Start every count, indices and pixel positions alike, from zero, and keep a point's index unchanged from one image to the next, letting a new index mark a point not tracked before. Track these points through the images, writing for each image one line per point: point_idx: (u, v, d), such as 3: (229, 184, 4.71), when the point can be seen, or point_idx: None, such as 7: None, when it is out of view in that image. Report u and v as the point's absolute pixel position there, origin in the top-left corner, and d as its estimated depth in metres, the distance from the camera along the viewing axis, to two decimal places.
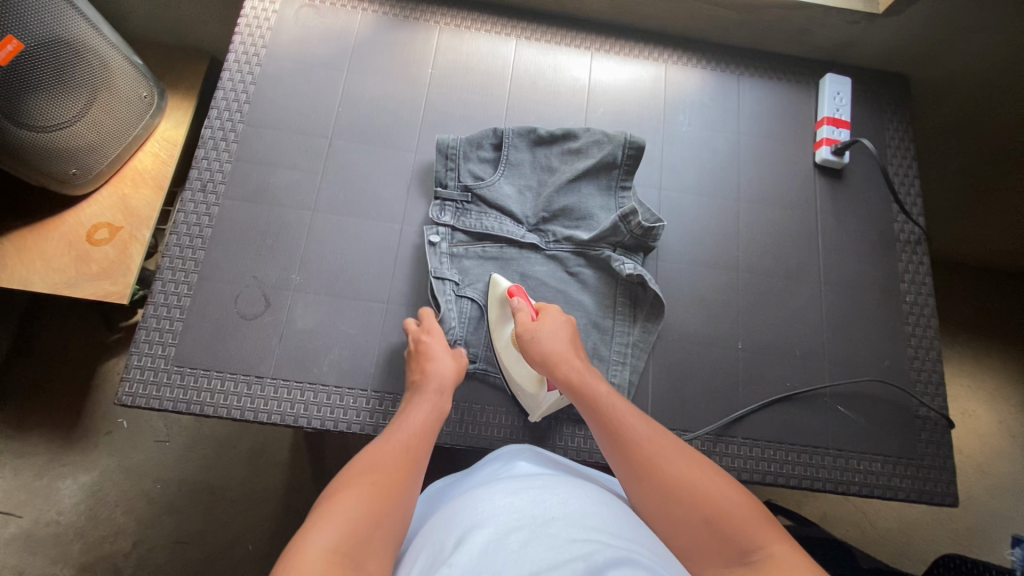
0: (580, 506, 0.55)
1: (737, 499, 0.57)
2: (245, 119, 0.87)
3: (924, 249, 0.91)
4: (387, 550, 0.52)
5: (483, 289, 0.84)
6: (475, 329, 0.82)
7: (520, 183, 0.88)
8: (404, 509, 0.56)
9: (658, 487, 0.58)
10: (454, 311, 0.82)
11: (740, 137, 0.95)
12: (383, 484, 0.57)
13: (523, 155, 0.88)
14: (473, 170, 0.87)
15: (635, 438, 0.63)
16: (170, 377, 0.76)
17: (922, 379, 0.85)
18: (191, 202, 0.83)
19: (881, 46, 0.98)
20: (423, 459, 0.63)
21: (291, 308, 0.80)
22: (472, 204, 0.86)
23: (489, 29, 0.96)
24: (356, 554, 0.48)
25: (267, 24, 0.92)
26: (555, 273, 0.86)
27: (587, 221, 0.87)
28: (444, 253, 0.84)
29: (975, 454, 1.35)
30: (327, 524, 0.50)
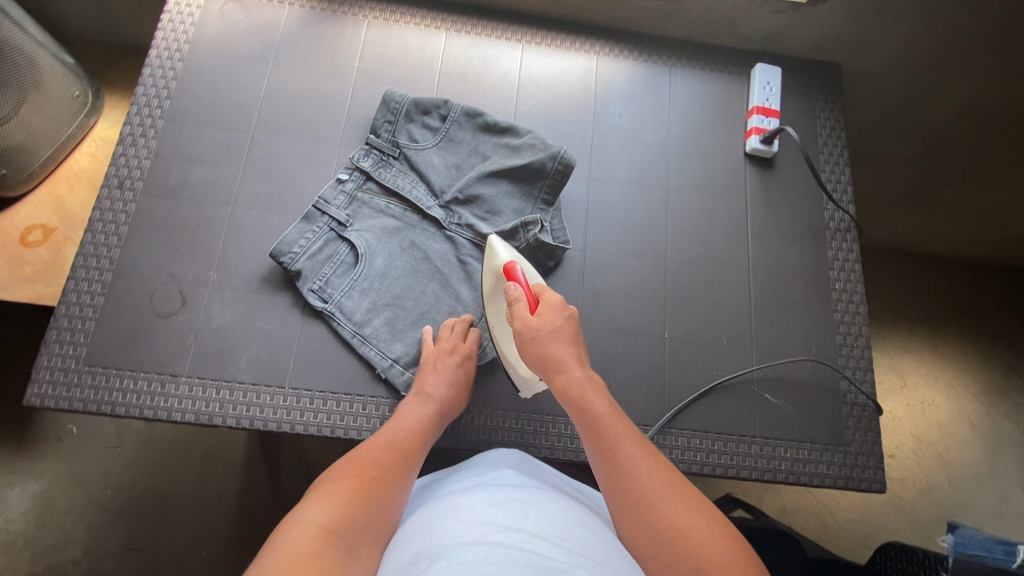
0: (565, 527, 0.54)
1: (733, 552, 0.52)
2: (166, 115, 0.86)
3: (853, 237, 0.91)
4: (377, 535, 0.55)
5: (366, 245, 0.82)
6: (335, 280, 0.80)
7: (449, 157, 0.88)
8: (398, 502, 0.59)
9: (648, 526, 0.55)
10: (329, 249, 0.81)
11: (670, 128, 0.95)
12: (379, 474, 0.59)
13: (461, 136, 0.89)
14: (411, 132, 0.87)
15: (631, 466, 0.58)
16: (82, 378, 0.74)
17: (851, 365, 0.85)
18: (108, 199, 0.81)
19: (810, 35, 0.99)
20: (420, 457, 0.66)
21: (208, 305, 0.78)
22: (393, 160, 0.87)
23: (418, 23, 0.96)
24: (349, 535, 0.52)
25: (191, 20, 0.91)
26: (447, 255, 0.84)
27: (493, 216, 0.86)
28: (348, 195, 0.84)
29: (933, 443, 1.35)
30: (323, 504, 0.53)
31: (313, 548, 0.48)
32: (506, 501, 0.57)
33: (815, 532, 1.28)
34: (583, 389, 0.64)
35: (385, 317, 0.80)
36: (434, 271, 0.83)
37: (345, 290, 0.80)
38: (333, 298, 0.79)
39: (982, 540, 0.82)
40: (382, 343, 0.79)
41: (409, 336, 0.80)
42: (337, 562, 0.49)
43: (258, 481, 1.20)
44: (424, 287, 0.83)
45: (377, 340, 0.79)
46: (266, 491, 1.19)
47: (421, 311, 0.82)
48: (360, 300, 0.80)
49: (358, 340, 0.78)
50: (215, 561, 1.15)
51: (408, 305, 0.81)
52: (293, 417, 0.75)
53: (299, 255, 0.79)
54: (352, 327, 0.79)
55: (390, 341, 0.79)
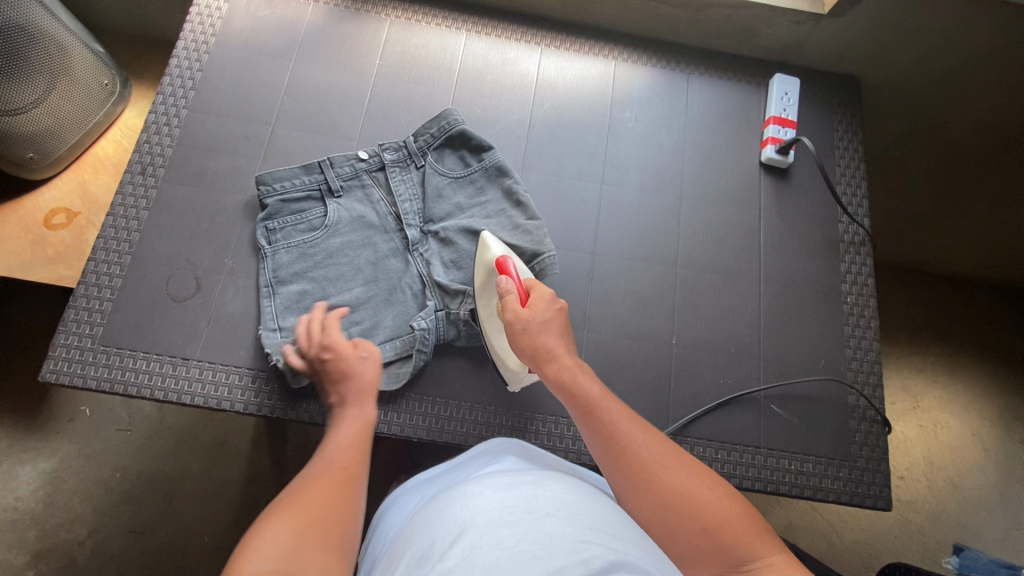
0: (574, 502, 0.54)
1: (733, 507, 0.56)
2: (189, 105, 0.88)
3: (867, 251, 0.91)
4: (337, 556, 0.50)
5: (335, 219, 0.82)
6: (287, 230, 0.81)
7: (456, 197, 0.86)
8: (348, 519, 0.54)
9: (653, 495, 0.57)
10: (303, 204, 0.82)
11: (685, 134, 0.95)
12: (315, 497, 0.55)
13: (487, 193, 0.86)
14: (447, 161, 0.87)
15: (630, 442, 0.61)
16: (97, 357, 0.76)
17: (860, 380, 0.84)
18: (130, 185, 0.84)
19: (830, 48, 0.98)
20: (361, 471, 0.62)
21: (221, 292, 0.80)
22: (414, 167, 0.86)
23: (440, 23, 0.97)
24: (301, 561, 0.47)
25: (219, 14, 0.93)
26: (393, 274, 0.82)
27: (450, 269, 0.82)
28: (356, 172, 0.84)
29: (944, 465, 1.33)
30: (261, 541, 0.47)
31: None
32: (510, 484, 0.56)
33: (819, 551, 1.26)
34: (574, 375, 0.68)
35: (302, 287, 0.80)
36: (371, 279, 0.81)
37: (289, 244, 0.81)
38: (275, 244, 0.81)
39: (987, 564, 0.81)
40: (282, 307, 0.78)
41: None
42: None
43: (262, 470, 1.22)
44: (353, 287, 0.80)
45: (280, 302, 0.79)
46: (270, 480, 1.20)
47: (362, 319, 0.79)
48: (288, 261, 0.80)
49: (267, 289, 0.79)
50: (217, 548, 1.16)
51: (328, 293, 0.80)
52: (299, 406, 0.76)
53: (275, 192, 0.81)
54: (271, 277, 0.79)
55: (286, 311, 0.78)
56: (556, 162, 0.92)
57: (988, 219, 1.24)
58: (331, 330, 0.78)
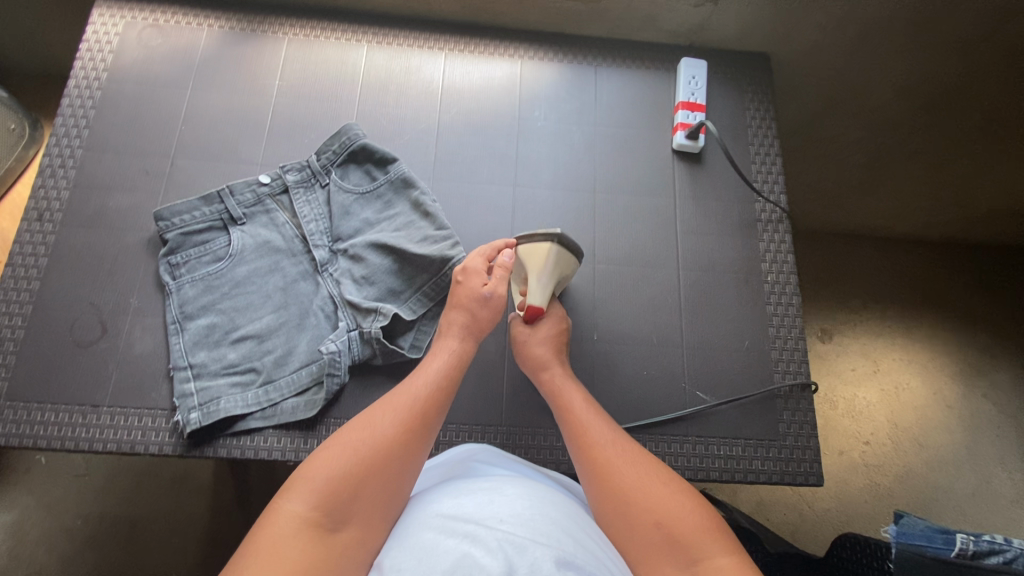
0: (528, 506, 0.54)
1: (690, 505, 0.58)
2: (85, 144, 0.86)
3: (785, 227, 0.90)
4: (379, 504, 0.55)
5: (239, 247, 0.81)
6: (192, 263, 0.80)
7: (364, 213, 0.85)
8: (401, 468, 0.58)
9: (616, 493, 0.60)
10: (207, 237, 0.81)
11: (595, 127, 0.94)
12: (381, 441, 0.58)
13: (396, 205, 0.85)
14: (352, 177, 0.86)
15: (603, 442, 0.65)
16: (3, 413, 0.74)
17: (785, 358, 0.84)
18: (28, 233, 0.81)
19: (734, 27, 0.98)
20: (437, 419, 0.63)
21: (127, 334, 0.78)
22: (318, 186, 0.85)
23: (339, 37, 0.95)
24: (337, 515, 0.52)
25: (109, 47, 0.91)
26: (306, 297, 0.81)
27: (364, 287, 0.81)
28: (259, 197, 0.83)
29: (905, 427, 1.33)
30: (310, 482, 0.54)
31: (292, 535, 0.50)
32: (471, 492, 0.56)
33: (791, 525, 1.26)
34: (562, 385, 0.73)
35: (210, 320, 0.78)
36: (282, 305, 0.80)
37: (194, 277, 0.79)
38: (180, 279, 0.79)
39: (924, 529, 0.79)
40: (191, 343, 0.77)
41: (220, 350, 0.77)
42: (321, 545, 0.50)
43: (225, 502, 1.20)
44: (263, 315, 0.79)
45: (189, 338, 0.77)
46: (233, 510, 1.19)
47: (275, 346, 0.78)
48: (194, 295, 0.79)
49: (175, 326, 0.78)
50: None
51: (237, 323, 0.78)
52: (216, 442, 0.75)
53: (174, 226, 0.80)
54: (177, 313, 0.78)
55: (196, 347, 0.77)
56: (467, 168, 0.91)
57: (922, 178, 1.26)
58: (244, 363, 0.77)
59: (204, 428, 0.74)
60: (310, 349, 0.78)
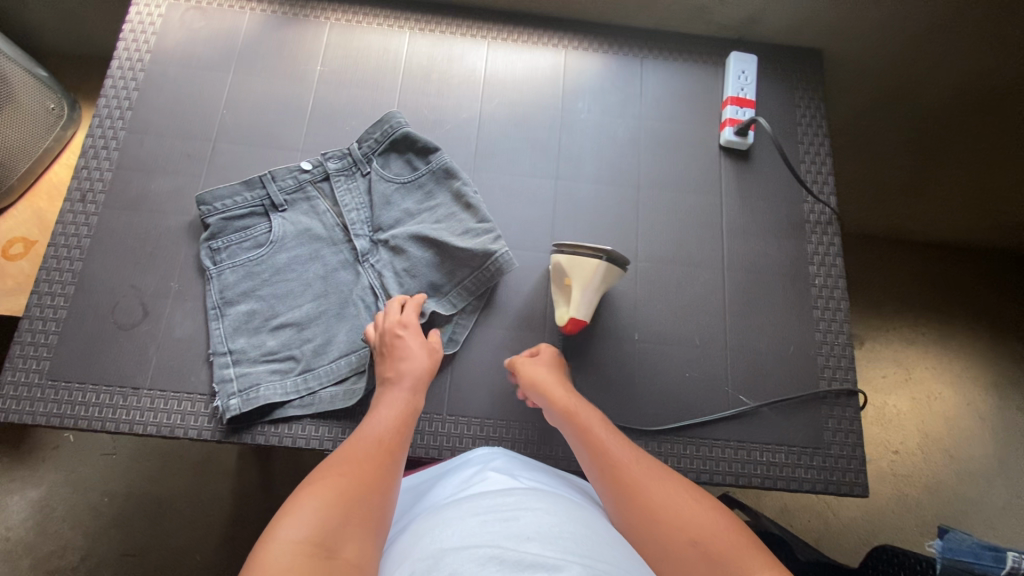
0: (555, 520, 0.50)
1: (721, 519, 0.54)
2: (127, 126, 0.86)
3: (835, 230, 0.88)
4: (370, 534, 0.51)
5: (280, 234, 0.80)
6: (232, 249, 0.79)
7: (406, 203, 0.84)
8: (379, 501, 0.54)
9: (643, 514, 0.56)
10: (247, 223, 0.80)
11: (641, 121, 0.92)
12: (355, 473, 0.55)
13: (437, 196, 0.84)
14: (394, 166, 0.85)
15: (621, 462, 0.61)
16: (45, 392, 0.74)
17: (831, 364, 0.82)
18: (70, 213, 0.81)
19: (787, 22, 0.95)
20: (403, 454, 0.62)
21: (168, 317, 0.78)
22: (360, 174, 0.84)
23: (381, 23, 0.94)
24: (332, 542, 0.47)
25: (152, 29, 0.91)
26: (346, 286, 0.80)
27: (405, 279, 0.80)
28: (300, 184, 0.82)
29: (938, 437, 1.29)
30: (297, 517, 0.48)
31: (288, 563, 0.44)
32: (491, 508, 0.53)
33: (815, 532, 1.23)
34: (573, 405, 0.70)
35: (250, 306, 0.78)
36: (321, 294, 0.79)
37: (234, 263, 0.79)
38: (220, 264, 0.79)
39: (973, 546, 0.78)
40: (231, 328, 0.77)
41: (260, 337, 0.77)
42: (322, 571, 0.44)
43: (249, 486, 1.21)
44: (303, 303, 0.78)
45: (229, 324, 0.77)
46: (257, 495, 1.19)
47: (315, 335, 0.77)
48: (234, 281, 0.78)
49: (215, 312, 0.77)
50: (206, 567, 1.15)
51: (277, 310, 0.78)
52: (254, 429, 0.74)
53: (216, 211, 0.79)
54: (217, 298, 0.78)
55: (235, 333, 0.77)
56: (508, 159, 0.89)
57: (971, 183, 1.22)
58: (283, 350, 0.76)
59: (244, 414, 0.74)
60: (350, 339, 0.78)
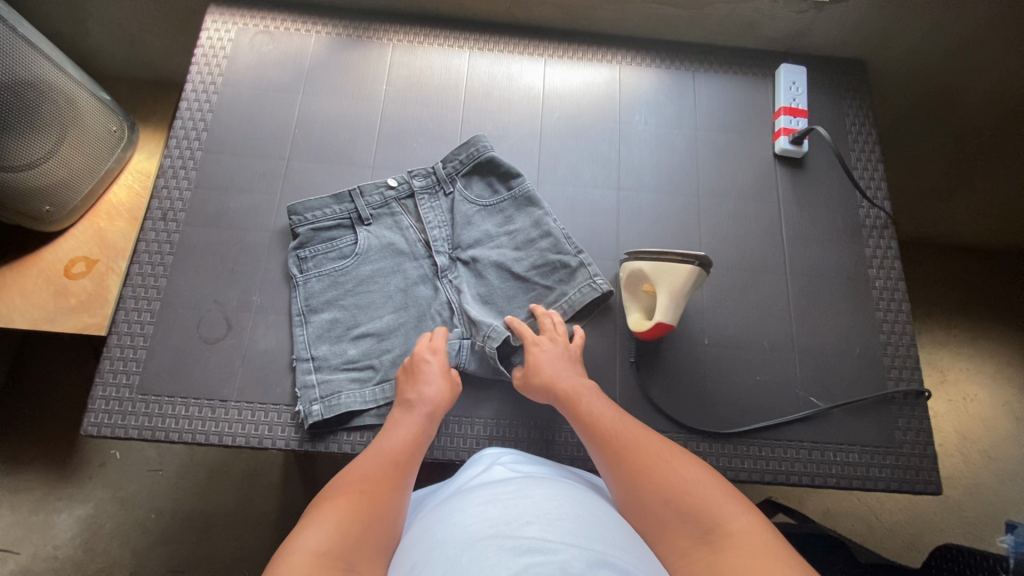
0: (555, 507, 0.53)
1: (703, 481, 0.57)
2: (203, 146, 0.89)
3: (891, 234, 0.90)
4: (380, 550, 0.53)
5: (365, 247, 0.83)
6: (319, 259, 0.82)
7: (490, 224, 0.86)
8: (389, 517, 0.56)
9: (630, 479, 0.59)
10: (331, 238, 0.83)
11: (696, 132, 0.95)
12: (370, 490, 0.57)
13: (517, 220, 0.86)
14: (476, 187, 0.87)
15: (611, 433, 0.64)
16: (136, 406, 0.76)
17: (897, 365, 0.84)
18: (153, 231, 0.84)
19: (833, 35, 0.98)
20: (412, 471, 0.63)
21: (253, 330, 0.80)
22: (443, 193, 0.87)
23: (442, 43, 0.98)
24: (346, 557, 0.49)
25: (223, 53, 0.94)
26: (427, 301, 0.82)
27: (488, 301, 0.82)
28: (386, 200, 0.85)
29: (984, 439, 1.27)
30: (316, 535, 0.50)
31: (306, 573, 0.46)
32: (495, 497, 0.55)
33: (861, 536, 1.22)
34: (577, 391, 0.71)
35: (333, 315, 0.80)
36: (401, 306, 0.82)
37: (320, 273, 0.82)
38: (307, 273, 0.82)
39: None
40: (315, 336, 0.79)
41: (341, 345, 0.79)
42: None
43: (296, 500, 1.20)
44: (384, 314, 0.81)
45: (312, 331, 0.79)
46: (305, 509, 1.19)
47: (394, 345, 0.79)
48: (319, 289, 0.81)
49: (299, 318, 0.80)
50: None
51: (359, 320, 0.80)
52: (339, 438, 0.76)
53: (306, 221, 0.82)
54: (302, 306, 0.80)
55: (318, 340, 0.79)
56: (571, 172, 0.92)
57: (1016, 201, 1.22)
58: (364, 358, 0.79)
59: (325, 420, 0.76)
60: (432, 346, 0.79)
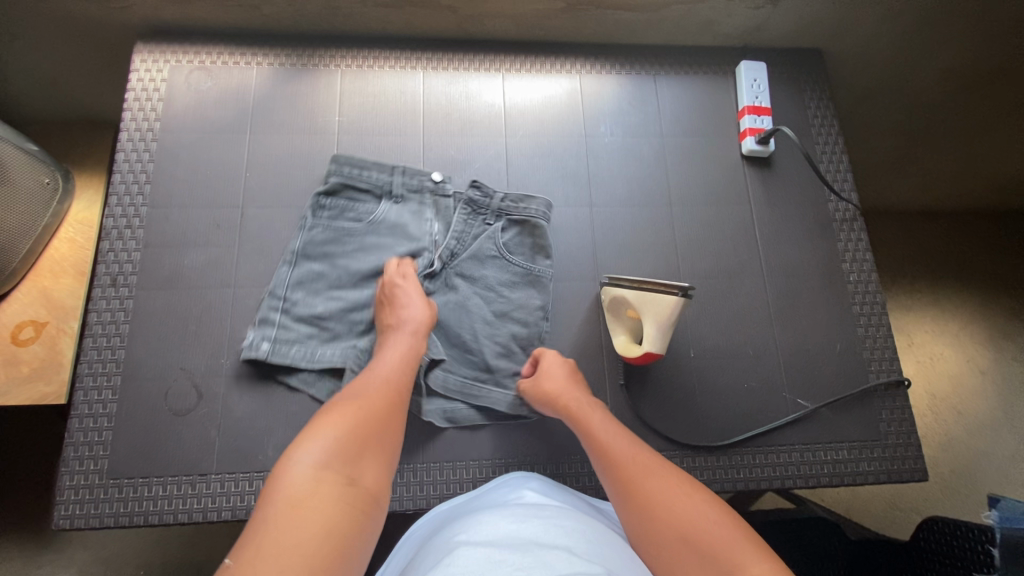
0: (586, 541, 0.52)
1: (717, 515, 0.54)
2: (148, 201, 0.83)
3: (861, 226, 0.91)
4: (380, 463, 0.56)
5: (381, 218, 0.82)
6: (335, 212, 0.81)
7: (501, 278, 0.82)
8: (389, 435, 0.59)
9: (640, 512, 0.56)
10: (346, 199, 0.82)
11: (663, 139, 0.93)
12: (368, 407, 0.59)
13: (518, 292, 0.82)
14: (511, 236, 0.83)
15: (621, 460, 0.62)
16: (109, 492, 0.71)
17: (876, 357, 0.85)
18: (103, 299, 0.78)
19: (789, 28, 0.98)
20: (407, 389, 0.66)
21: (226, 396, 0.76)
22: (482, 219, 0.83)
23: (394, 66, 0.93)
24: (349, 472, 0.52)
25: (157, 95, 0.87)
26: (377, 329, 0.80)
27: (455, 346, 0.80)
28: (422, 188, 0.84)
29: (963, 398, 1.29)
30: (314, 439, 0.54)
31: (309, 488, 0.49)
32: (527, 519, 0.55)
33: (844, 504, 1.22)
34: (593, 413, 0.69)
35: (321, 269, 0.80)
36: None
37: (330, 225, 0.81)
38: (318, 219, 0.81)
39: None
40: (296, 280, 0.79)
41: (314, 299, 0.79)
42: (338, 497, 0.49)
43: None
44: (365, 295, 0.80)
45: (296, 274, 0.79)
46: None
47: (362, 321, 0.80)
48: (321, 239, 0.80)
49: (292, 256, 0.79)
50: None
51: (340, 285, 0.80)
52: None
53: (342, 173, 0.81)
54: (299, 250, 0.80)
55: (297, 285, 0.79)
56: (542, 191, 0.89)
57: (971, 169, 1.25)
58: (328, 319, 0.79)
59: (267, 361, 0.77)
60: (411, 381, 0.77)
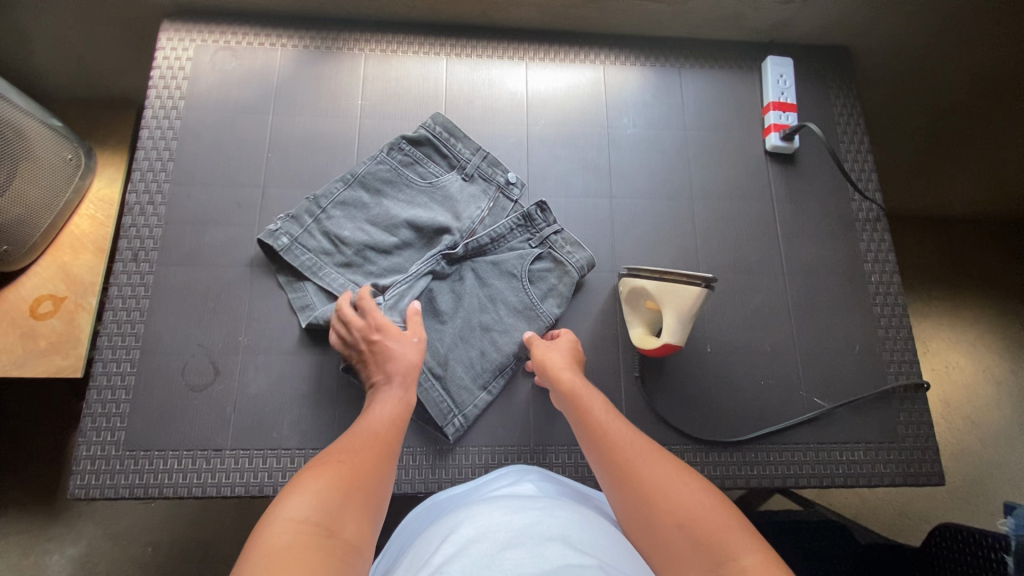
0: (583, 532, 0.51)
1: (712, 505, 0.53)
2: (170, 178, 0.83)
3: (884, 226, 0.90)
4: (365, 521, 0.52)
5: (443, 184, 0.86)
6: (406, 161, 0.86)
7: (511, 302, 0.82)
8: (376, 492, 0.56)
9: (635, 496, 0.56)
10: (418, 155, 0.86)
11: (685, 132, 0.93)
12: (354, 463, 0.57)
13: (514, 320, 0.81)
14: (533, 269, 0.84)
15: (618, 446, 0.61)
16: (124, 463, 0.72)
17: (896, 358, 0.84)
18: (123, 273, 0.79)
19: (817, 24, 0.96)
20: (399, 445, 0.62)
21: (242, 373, 0.76)
22: (528, 239, 0.85)
23: (417, 51, 0.93)
24: (332, 527, 0.49)
25: (183, 74, 0.88)
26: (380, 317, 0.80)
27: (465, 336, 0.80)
28: (491, 181, 0.87)
29: (978, 406, 1.28)
30: (294, 496, 0.51)
31: (290, 540, 0.46)
32: (523, 511, 0.54)
33: (853, 509, 1.20)
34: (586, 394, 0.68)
35: (366, 200, 0.84)
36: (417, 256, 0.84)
37: (395, 169, 0.85)
38: (388, 159, 0.85)
39: None
40: (340, 199, 0.83)
41: (345, 222, 0.82)
42: (321, 550, 0.46)
43: None
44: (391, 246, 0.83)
45: (343, 196, 0.83)
46: None
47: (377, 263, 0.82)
48: (382, 175, 0.85)
49: (350, 178, 0.84)
50: None
51: (371, 222, 0.83)
52: None
53: (433, 130, 0.86)
54: (357, 176, 0.84)
55: (340, 204, 0.83)
56: (562, 181, 0.89)
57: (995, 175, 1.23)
58: (348, 245, 0.81)
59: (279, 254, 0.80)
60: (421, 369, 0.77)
